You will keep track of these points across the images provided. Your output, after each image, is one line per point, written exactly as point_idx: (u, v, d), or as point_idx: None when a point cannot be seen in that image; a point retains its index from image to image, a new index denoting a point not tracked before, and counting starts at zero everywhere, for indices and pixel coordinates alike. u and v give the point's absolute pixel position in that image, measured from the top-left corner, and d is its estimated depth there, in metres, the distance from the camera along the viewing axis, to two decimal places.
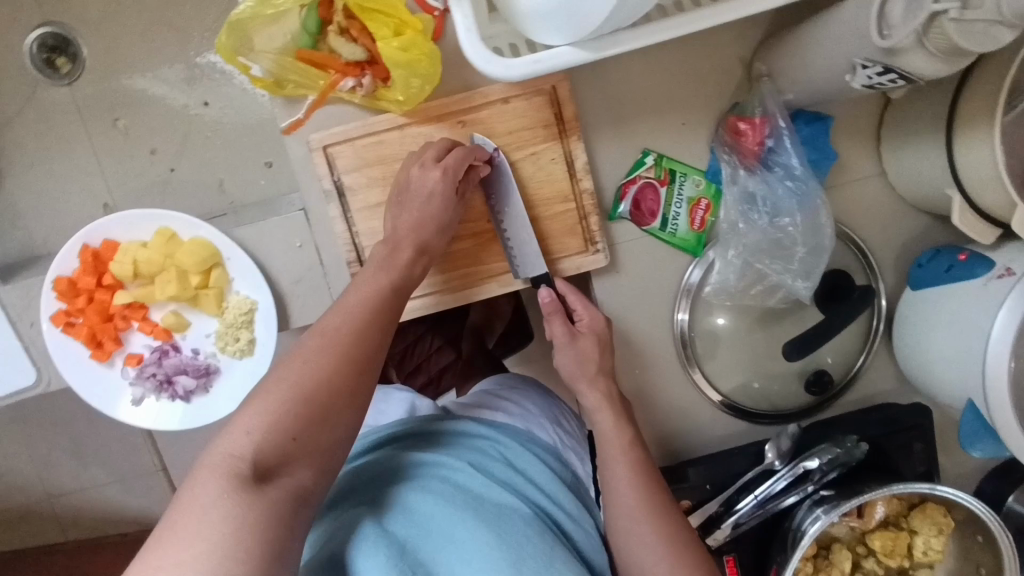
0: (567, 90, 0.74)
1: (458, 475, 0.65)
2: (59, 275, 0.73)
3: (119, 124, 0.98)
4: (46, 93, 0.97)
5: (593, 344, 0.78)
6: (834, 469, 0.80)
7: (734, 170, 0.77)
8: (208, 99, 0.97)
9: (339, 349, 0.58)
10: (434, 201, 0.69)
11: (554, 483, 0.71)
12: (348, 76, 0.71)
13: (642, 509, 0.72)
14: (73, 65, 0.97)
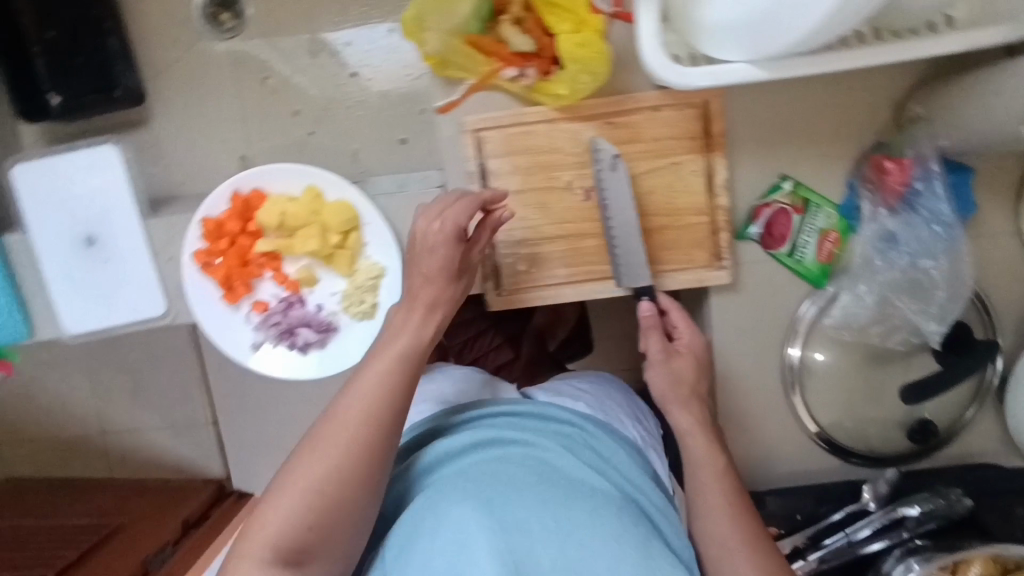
0: (719, 106, 0.75)
1: (549, 454, 0.64)
2: (206, 216, 0.76)
3: (268, 83, 0.90)
4: (207, 46, 0.89)
5: (686, 363, 0.77)
6: (932, 520, 0.79)
7: (875, 208, 0.75)
8: (357, 70, 0.90)
9: (351, 435, 0.59)
10: (445, 251, 0.66)
11: (641, 477, 0.69)
12: (512, 66, 0.73)
13: (738, 540, 0.65)
14: (236, 21, 0.89)
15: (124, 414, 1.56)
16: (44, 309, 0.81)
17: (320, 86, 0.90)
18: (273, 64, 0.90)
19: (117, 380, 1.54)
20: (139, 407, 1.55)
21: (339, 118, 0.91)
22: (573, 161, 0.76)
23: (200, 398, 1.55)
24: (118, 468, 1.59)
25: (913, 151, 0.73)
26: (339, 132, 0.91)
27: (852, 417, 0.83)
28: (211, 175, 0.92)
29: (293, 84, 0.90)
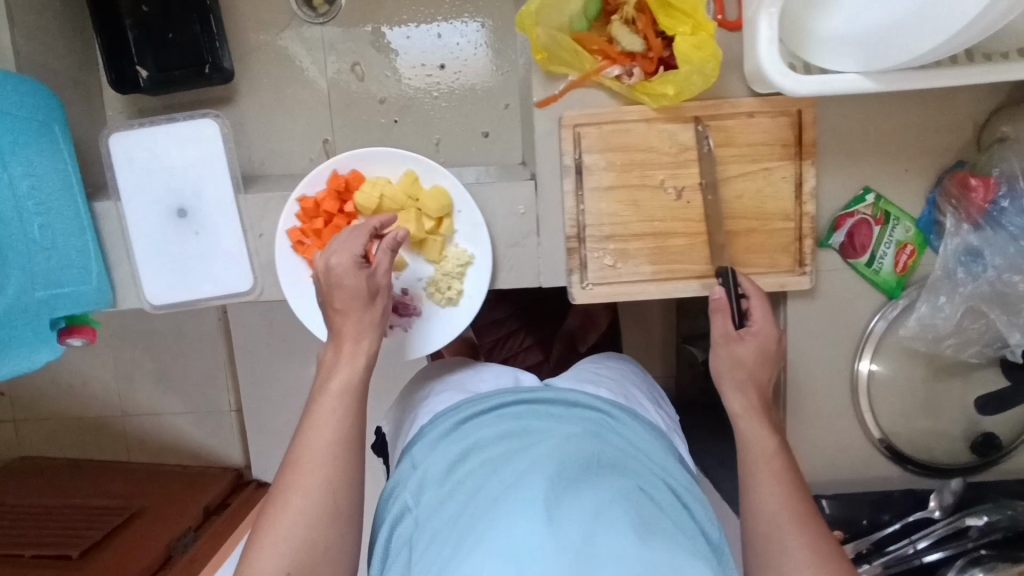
0: (812, 116, 0.77)
1: (575, 437, 0.62)
2: (304, 194, 0.76)
3: (357, 69, 0.92)
4: (299, 30, 0.91)
5: (755, 348, 0.76)
6: (998, 531, 0.80)
7: (958, 223, 0.77)
8: (446, 62, 0.92)
9: (325, 476, 0.61)
10: (353, 280, 0.68)
11: (670, 462, 0.66)
12: (617, 65, 0.75)
13: (787, 513, 0.64)
14: (331, 6, 0.90)
15: (139, 396, 1.49)
16: (129, 278, 0.80)
17: (408, 77, 0.92)
18: (363, 52, 0.91)
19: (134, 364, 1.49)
20: (153, 393, 1.49)
21: (424, 109, 0.93)
22: (668, 161, 0.78)
23: (225, 381, 1.48)
24: (127, 454, 1.52)
25: (998, 170, 0.75)
26: (421, 123, 0.93)
27: (916, 427, 0.85)
28: (290, 158, 0.93)
29: (381, 72, 0.92)
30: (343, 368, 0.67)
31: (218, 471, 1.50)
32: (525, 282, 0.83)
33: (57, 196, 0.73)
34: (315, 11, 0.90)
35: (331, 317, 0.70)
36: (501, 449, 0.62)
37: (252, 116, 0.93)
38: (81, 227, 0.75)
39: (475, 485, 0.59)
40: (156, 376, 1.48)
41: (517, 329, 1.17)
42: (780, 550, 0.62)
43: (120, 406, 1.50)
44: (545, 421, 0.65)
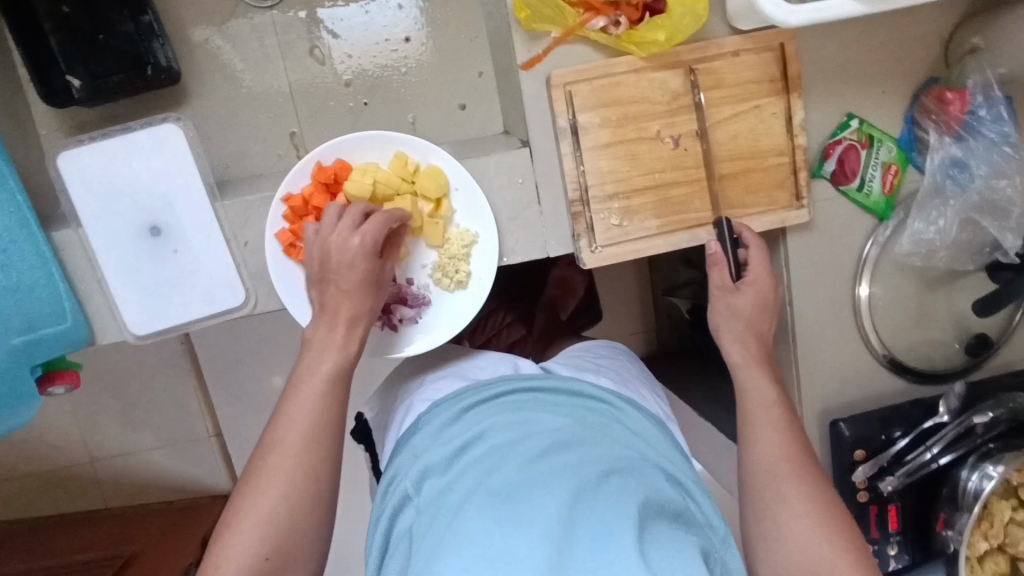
0: (794, 48, 0.77)
1: (575, 431, 0.61)
2: (289, 192, 0.71)
3: (317, 53, 0.86)
4: (248, 17, 0.84)
5: (755, 297, 0.76)
6: (1002, 423, 0.85)
7: (940, 138, 0.80)
8: (411, 35, 0.87)
9: (305, 476, 0.61)
10: (365, 267, 0.65)
11: (674, 452, 0.65)
12: (601, 16, 0.72)
13: (786, 463, 0.66)
14: None
15: (107, 436, 1.38)
16: (104, 310, 0.73)
17: (372, 56, 0.87)
18: (321, 34, 0.85)
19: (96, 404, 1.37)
20: (122, 431, 1.38)
21: (393, 88, 0.87)
22: (661, 110, 0.77)
23: (199, 406, 1.39)
24: (103, 500, 1.41)
25: (972, 81, 0.79)
26: (393, 102, 0.88)
27: (915, 339, 0.89)
28: (255, 157, 0.86)
29: (342, 54, 0.86)
30: (329, 354, 0.64)
31: (208, 502, 1.42)
32: (530, 253, 0.80)
33: (13, 230, 0.66)
34: None
35: (325, 293, 0.66)
36: (504, 443, 0.60)
37: (207, 117, 0.85)
38: (43, 261, 0.68)
39: (475, 479, 0.57)
40: (122, 413, 1.37)
41: (497, 306, 1.15)
42: (778, 500, 0.64)
43: (87, 451, 1.38)
44: (549, 412, 0.63)
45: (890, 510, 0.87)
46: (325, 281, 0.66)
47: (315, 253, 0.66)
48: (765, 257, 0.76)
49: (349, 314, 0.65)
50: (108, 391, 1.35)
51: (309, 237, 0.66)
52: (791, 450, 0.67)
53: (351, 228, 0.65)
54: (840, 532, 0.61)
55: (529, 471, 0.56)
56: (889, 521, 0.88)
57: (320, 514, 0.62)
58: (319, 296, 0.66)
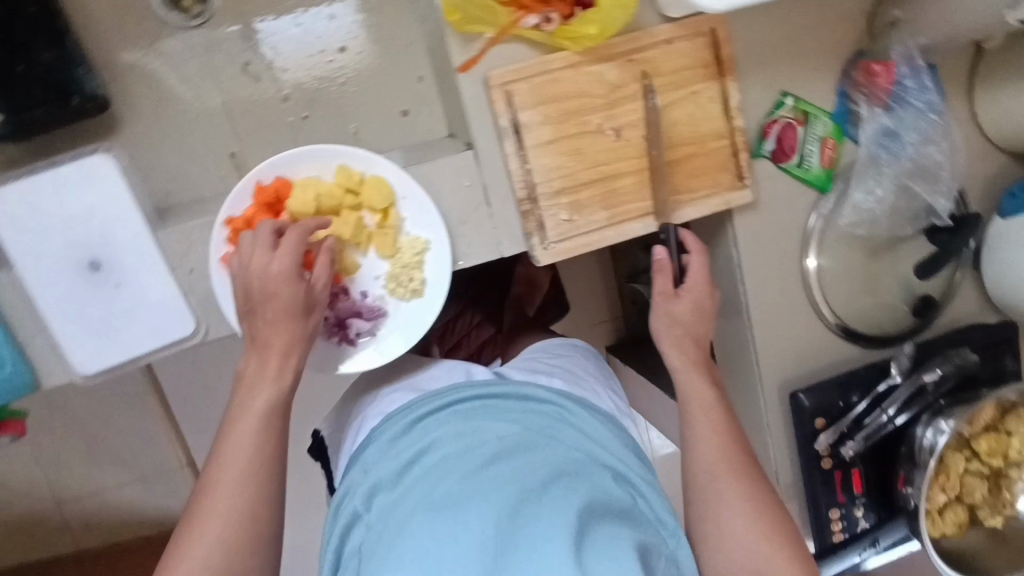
0: (725, 33, 0.79)
1: (522, 437, 0.66)
2: (231, 215, 0.70)
3: (250, 69, 0.84)
4: (174, 37, 0.82)
5: (693, 304, 0.83)
6: (950, 379, 0.89)
7: (872, 109, 0.83)
8: (345, 44, 0.85)
9: (255, 486, 0.61)
10: (286, 290, 0.65)
11: (619, 447, 0.70)
12: (534, 13, 0.72)
13: (723, 465, 0.72)
14: (204, 5, 0.81)
15: (74, 476, 1.34)
16: (48, 348, 0.71)
17: (307, 69, 0.85)
18: (252, 50, 0.83)
19: (59, 445, 1.33)
20: (89, 470, 1.34)
21: (333, 100, 0.86)
22: (601, 103, 0.77)
23: (168, 437, 1.36)
24: (78, 541, 1.38)
25: (897, 52, 0.81)
26: (334, 114, 0.87)
27: (865, 306, 0.92)
28: (196, 180, 0.84)
29: (276, 69, 0.84)
30: (263, 386, 0.65)
31: None
32: (484, 254, 0.80)
33: None
34: (187, 12, 0.81)
35: (255, 326, 0.66)
36: (454, 451, 0.65)
37: (142, 144, 0.83)
38: None
39: (427, 489, 0.62)
40: (88, 451, 1.33)
41: (464, 307, 1.17)
42: (718, 499, 0.70)
43: (54, 494, 1.34)
44: (498, 418, 0.68)
45: (854, 473, 0.91)
46: (253, 314, 0.66)
47: (240, 283, 0.66)
48: (702, 266, 0.83)
49: (280, 340, 0.66)
50: (71, 430, 1.31)
51: (235, 268, 0.67)
52: (728, 449, 0.74)
53: (265, 253, 0.66)
54: (769, 524, 0.68)
55: (476, 477, 0.61)
56: (853, 483, 0.91)
57: (271, 537, 0.61)
58: (251, 330, 0.66)
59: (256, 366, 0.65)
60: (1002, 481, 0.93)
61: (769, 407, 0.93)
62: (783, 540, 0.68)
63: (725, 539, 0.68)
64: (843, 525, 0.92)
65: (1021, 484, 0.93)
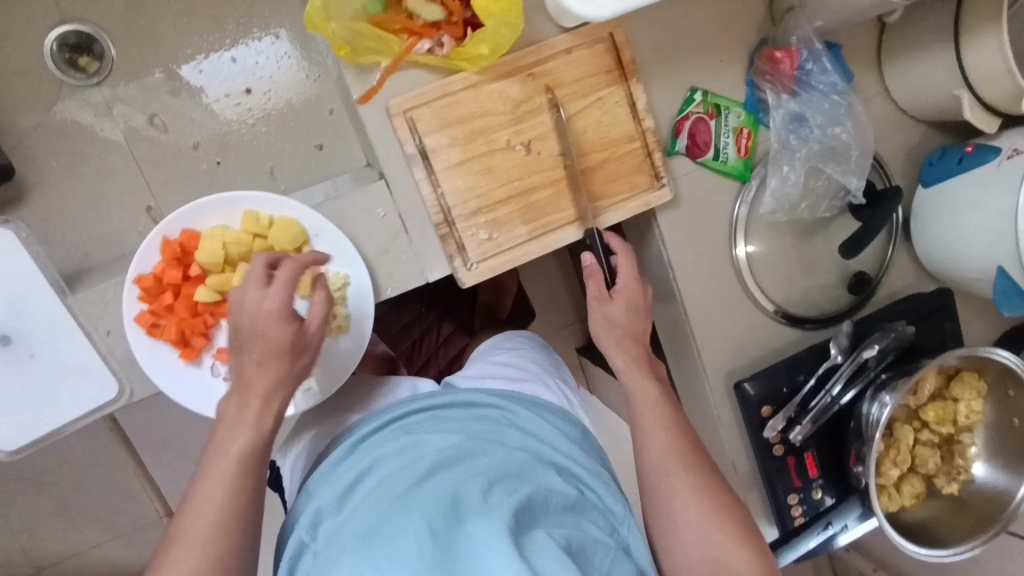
0: (623, 36, 0.79)
1: (464, 442, 0.64)
2: (140, 273, 0.69)
3: (156, 121, 0.83)
4: (73, 98, 0.81)
5: (626, 304, 0.80)
6: (889, 354, 0.89)
7: (778, 95, 0.83)
8: (251, 86, 0.85)
9: (218, 540, 0.59)
10: (280, 330, 0.63)
11: (566, 443, 0.70)
12: (425, 38, 0.72)
13: (676, 461, 0.71)
14: (102, 64, 0.81)
15: (53, 537, 1.33)
16: None
17: (214, 115, 0.85)
18: (156, 102, 0.83)
19: (34, 509, 1.32)
20: (68, 529, 1.34)
21: (245, 142, 0.86)
22: (507, 119, 0.77)
23: (143, 488, 1.35)
24: None
25: (795, 38, 0.81)
26: (250, 155, 0.86)
27: (800, 288, 0.93)
28: (115, 238, 0.83)
29: (182, 118, 0.84)
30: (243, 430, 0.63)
31: None
32: (409, 282, 0.80)
33: None
34: (84, 72, 0.80)
35: (240, 365, 0.64)
36: (393, 466, 0.63)
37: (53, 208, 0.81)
38: None
39: (365, 509, 0.60)
40: (64, 511, 1.32)
41: (432, 322, 1.16)
42: (670, 493, 0.70)
43: (35, 558, 1.33)
44: (441, 428, 0.67)
45: (807, 457, 0.91)
46: (240, 353, 0.64)
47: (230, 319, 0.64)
48: (632, 264, 0.81)
49: (265, 382, 0.64)
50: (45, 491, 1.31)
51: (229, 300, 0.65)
52: (679, 447, 0.72)
53: (258, 288, 0.64)
54: (726, 514, 0.67)
55: (414, 486, 0.59)
56: (808, 467, 0.92)
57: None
58: (235, 369, 0.64)
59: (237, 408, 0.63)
60: (953, 447, 0.94)
61: (717, 398, 0.94)
62: (746, 530, 0.67)
63: (681, 535, 0.67)
64: (804, 509, 0.91)
65: (972, 449, 0.94)
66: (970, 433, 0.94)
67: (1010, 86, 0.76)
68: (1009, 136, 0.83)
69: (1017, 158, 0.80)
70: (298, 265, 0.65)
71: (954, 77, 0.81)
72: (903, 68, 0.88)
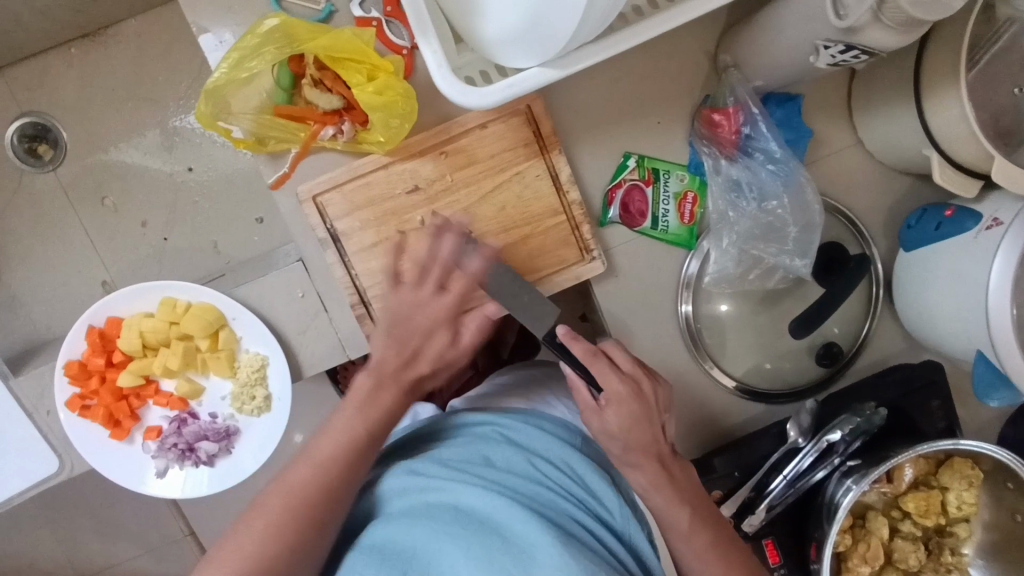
0: (542, 107, 0.75)
1: (468, 471, 0.65)
2: (69, 359, 0.73)
3: (107, 202, 1.03)
4: (34, 180, 1.03)
5: (620, 413, 0.70)
6: (858, 438, 0.80)
7: (716, 160, 0.78)
8: (192, 164, 1.04)
9: (296, 504, 0.65)
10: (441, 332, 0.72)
11: (566, 456, 0.71)
12: (328, 125, 0.72)
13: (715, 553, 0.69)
14: (55, 151, 1.02)
15: (90, 553, 1.46)
16: None
17: (161, 188, 1.04)
18: (107, 187, 1.03)
19: (75, 525, 1.44)
20: (104, 545, 1.46)
21: (190, 217, 1.04)
22: (420, 200, 0.75)
23: (168, 510, 1.44)
24: None
25: (733, 98, 0.75)
26: (194, 230, 1.04)
27: (761, 363, 0.85)
28: None
29: (131, 200, 1.04)
30: (376, 411, 0.69)
31: None
32: (331, 361, 0.79)
33: None
34: (40, 159, 1.02)
35: (395, 352, 0.70)
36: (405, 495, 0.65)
37: (47, 282, 1.03)
38: None
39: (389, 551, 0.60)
40: (98, 528, 1.44)
41: None
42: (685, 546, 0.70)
43: (79, 570, 1.46)
44: (444, 455, 0.68)
45: (765, 546, 0.82)
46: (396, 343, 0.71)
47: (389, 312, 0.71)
48: (611, 367, 0.71)
49: (411, 377, 0.72)
50: (82, 510, 1.43)
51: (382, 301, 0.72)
52: (713, 541, 0.70)
53: (416, 288, 0.71)
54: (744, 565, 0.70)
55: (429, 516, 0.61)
56: (767, 557, 0.83)
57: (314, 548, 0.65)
58: (388, 349, 0.70)
59: (375, 390, 0.70)
60: (943, 542, 0.83)
61: None
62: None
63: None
64: None
65: (967, 545, 0.83)
66: (965, 523, 0.82)
67: (980, 149, 0.67)
68: (994, 199, 0.73)
69: (997, 228, 0.70)
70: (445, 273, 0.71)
71: (922, 136, 0.72)
72: (872, 119, 0.79)
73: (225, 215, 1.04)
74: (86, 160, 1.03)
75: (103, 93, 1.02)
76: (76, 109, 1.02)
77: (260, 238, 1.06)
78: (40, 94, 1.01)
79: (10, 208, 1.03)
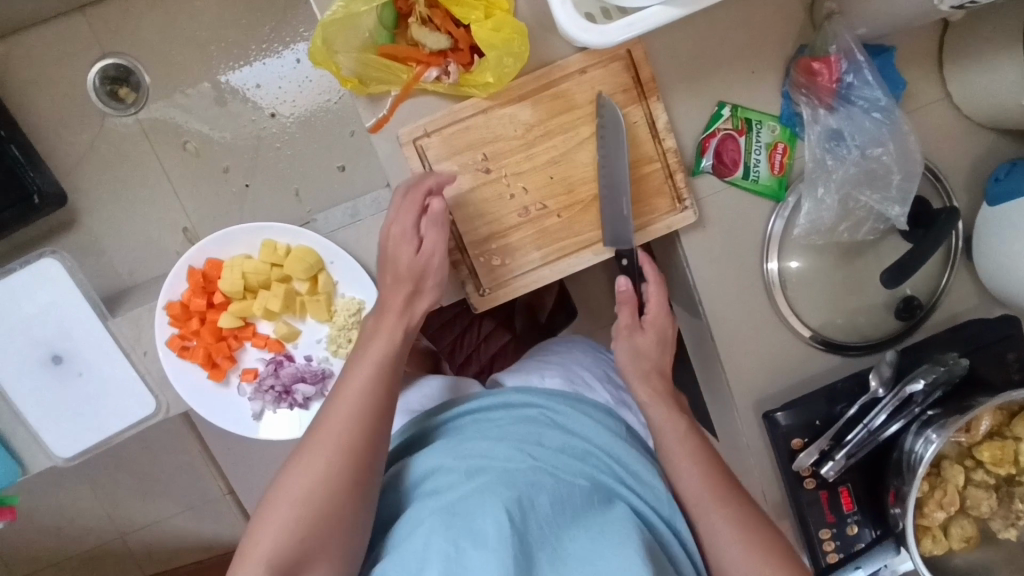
0: (642, 52, 0.75)
1: (516, 448, 0.63)
2: (170, 300, 0.74)
3: (188, 146, 1.08)
4: (113, 125, 1.06)
5: (656, 336, 0.82)
6: (937, 389, 0.80)
7: (814, 110, 0.78)
8: (277, 109, 1.08)
9: (341, 435, 0.63)
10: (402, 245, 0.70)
11: (614, 442, 0.69)
12: (433, 67, 0.72)
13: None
14: (137, 93, 1.06)
15: (132, 507, 1.47)
16: (28, 442, 0.77)
17: (242, 134, 1.08)
18: (186, 134, 1.08)
19: (118, 480, 1.45)
20: (146, 499, 1.46)
21: (270, 164, 1.09)
22: (517, 144, 0.75)
23: (210, 467, 1.45)
24: (148, 565, 1.51)
25: (835, 47, 0.75)
26: (273, 180, 1.09)
27: (841, 315, 0.86)
28: None
29: (210, 145, 1.08)
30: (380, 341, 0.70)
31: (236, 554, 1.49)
32: None
33: None
34: (124, 101, 1.05)
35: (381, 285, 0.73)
36: (449, 465, 0.63)
37: (122, 228, 1.08)
38: None
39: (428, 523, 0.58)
40: (142, 482, 1.45)
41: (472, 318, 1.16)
42: (711, 529, 0.68)
43: (121, 523, 1.47)
44: (489, 432, 0.66)
45: (840, 492, 0.85)
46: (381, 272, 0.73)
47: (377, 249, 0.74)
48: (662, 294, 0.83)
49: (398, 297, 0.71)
50: (127, 465, 1.44)
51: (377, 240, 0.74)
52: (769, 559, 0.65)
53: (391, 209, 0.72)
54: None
55: (484, 486, 0.58)
56: (842, 504, 0.86)
57: (367, 492, 0.62)
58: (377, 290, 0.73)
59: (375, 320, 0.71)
60: (1014, 490, 0.83)
61: (748, 426, 0.89)
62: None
63: None
64: (837, 545, 0.86)
65: None
66: None
67: None
68: None
69: None
70: (417, 188, 0.71)
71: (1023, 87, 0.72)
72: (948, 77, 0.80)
73: (306, 166, 1.09)
74: (166, 105, 1.07)
75: (183, 40, 1.05)
76: (155, 55, 1.05)
77: (337, 187, 1.11)
78: (123, 39, 1.04)
79: (90, 151, 1.06)
